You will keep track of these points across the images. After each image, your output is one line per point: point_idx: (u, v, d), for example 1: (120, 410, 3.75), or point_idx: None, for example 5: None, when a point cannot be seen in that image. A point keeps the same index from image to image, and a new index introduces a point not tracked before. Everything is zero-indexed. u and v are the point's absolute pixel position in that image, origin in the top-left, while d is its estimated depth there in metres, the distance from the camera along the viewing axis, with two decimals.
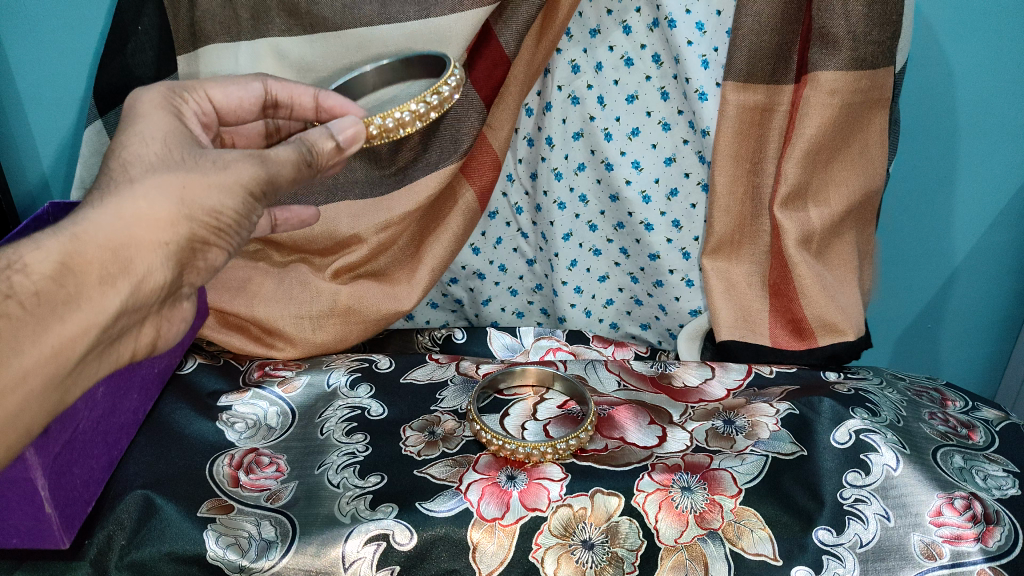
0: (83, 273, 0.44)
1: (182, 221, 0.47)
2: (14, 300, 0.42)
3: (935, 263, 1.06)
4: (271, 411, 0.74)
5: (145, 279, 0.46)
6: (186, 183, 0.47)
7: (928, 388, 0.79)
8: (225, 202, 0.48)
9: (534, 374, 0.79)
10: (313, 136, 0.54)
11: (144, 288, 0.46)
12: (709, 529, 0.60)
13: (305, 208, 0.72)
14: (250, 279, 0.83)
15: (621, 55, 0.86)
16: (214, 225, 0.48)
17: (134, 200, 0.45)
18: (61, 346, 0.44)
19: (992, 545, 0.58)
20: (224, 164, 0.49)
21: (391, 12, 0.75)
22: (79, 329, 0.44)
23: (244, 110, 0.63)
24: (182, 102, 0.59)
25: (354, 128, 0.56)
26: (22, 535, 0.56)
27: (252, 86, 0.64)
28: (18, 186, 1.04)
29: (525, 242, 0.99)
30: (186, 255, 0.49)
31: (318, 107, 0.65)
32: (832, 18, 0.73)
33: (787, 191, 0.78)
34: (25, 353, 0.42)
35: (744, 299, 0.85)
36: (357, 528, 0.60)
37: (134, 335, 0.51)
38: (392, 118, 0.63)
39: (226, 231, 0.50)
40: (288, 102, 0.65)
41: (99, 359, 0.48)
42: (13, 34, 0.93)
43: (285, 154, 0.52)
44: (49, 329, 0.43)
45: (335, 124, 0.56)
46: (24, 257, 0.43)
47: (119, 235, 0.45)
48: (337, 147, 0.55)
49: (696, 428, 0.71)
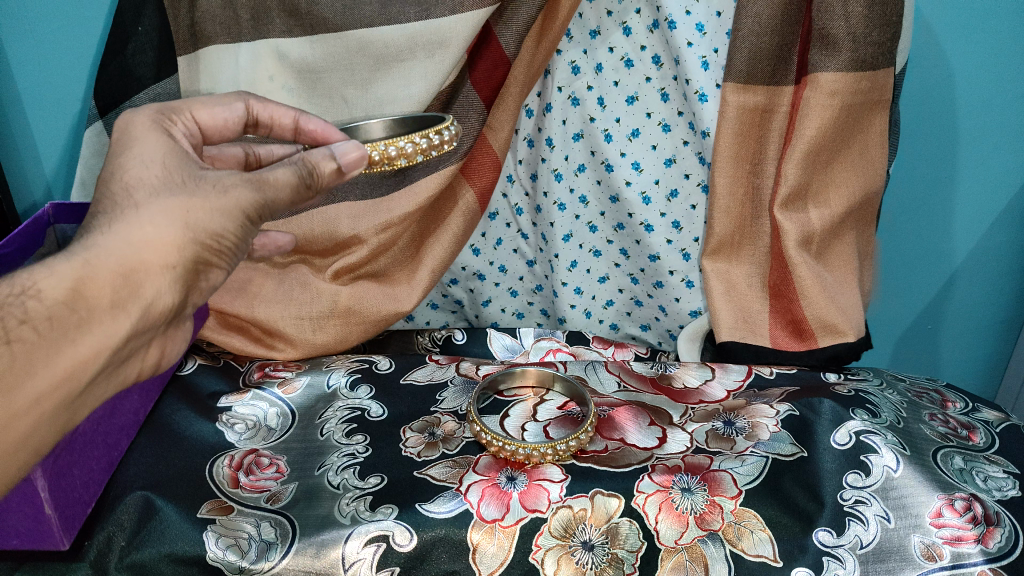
0: (93, 298, 0.44)
1: (189, 245, 0.47)
2: (28, 324, 0.43)
3: (935, 264, 1.06)
4: (271, 412, 0.74)
5: (153, 305, 0.46)
6: (188, 206, 0.47)
7: (928, 389, 0.79)
8: (226, 225, 0.48)
9: (534, 375, 0.79)
10: (315, 156, 0.53)
11: (153, 312, 0.46)
12: (709, 531, 0.60)
13: (282, 235, 0.73)
14: (249, 280, 0.83)
15: (621, 56, 0.86)
16: (215, 249, 0.48)
17: (142, 221, 0.46)
18: (72, 368, 0.44)
19: (992, 546, 0.58)
20: (224, 188, 0.48)
21: (391, 13, 0.76)
22: (90, 352, 0.45)
23: (231, 130, 0.63)
24: (170, 123, 0.57)
25: (357, 152, 0.54)
26: (21, 536, 0.56)
27: (235, 105, 0.62)
28: (18, 188, 1.03)
29: (525, 243, 0.99)
30: (191, 277, 0.48)
31: (297, 130, 0.66)
32: (832, 18, 0.73)
33: (787, 192, 0.78)
34: (36, 375, 0.43)
35: (744, 300, 0.85)
36: (357, 530, 0.60)
37: (140, 356, 0.51)
38: (395, 146, 0.60)
39: (227, 251, 0.49)
40: (269, 122, 0.65)
41: (106, 379, 0.49)
42: (14, 35, 0.93)
43: (284, 176, 0.50)
44: (61, 352, 0.44)
45: (337, 146, 0.54)
46: (37, 282, 0.43)
47: (129, 258, 0.45)
48: (338, 171, 0.53)
49: (696, 430, 0.71)
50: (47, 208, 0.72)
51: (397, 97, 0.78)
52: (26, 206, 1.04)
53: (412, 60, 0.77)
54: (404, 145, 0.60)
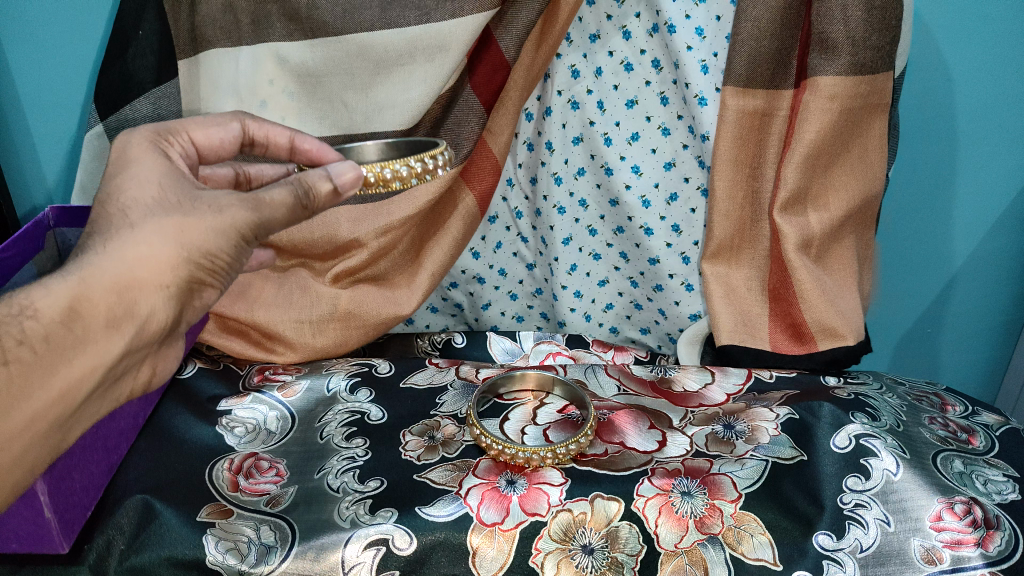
0: (89, 317, 0.44)
1: (183, 264, 0.46)
2: (26, 345, 0.43)
3: (935, 267, 1.06)
4: (270, 415, 0.74)
5: (147, 322, 0.46)
6: (184, 225, 0.47)
7: (928, 393, 0.79)
8: (220, 245, 0.48)
9: (534, 378, 0.79)
10: (311, 177, 0.52)
11: (147, 330, 0.47)
12: (709, 534, 0.60)
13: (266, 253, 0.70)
14: (250, 284, 0.82)
15: (621, 60, 0.86)
16: (210, 268, 0.48)
17: (135, 245, 0.45)
18: (66, 388, 0.45)
19: (992, 550, 0.58)
20: (219, 208, 0.48)
21: (391, 17, 0.76)
22: (85, 371, 0.45)
23: (227, 149, 0.63)
24: (167, 144, 0.57)
25: (353, 173, 0.53)
26: (21, 540, 0.55)
27: (230, 125, 0.63)
28: (18, 192, 1.03)
29: (524, 247, 0.99)
30: (186, 297, 0.48)
31: (292, 149, 0.66)
32: (830, 22, 0.73)
33: (787, 196, 0.78)
34: (33, 396, 0.44)
35: (744, 303, 0.85)
36: (357, 533, 0.60)
37: (133, 374, 0.51)
38: (392, 168, 0.60)
39: (221, 271, 0.49)
40: (264, 142, 0.65)
41: (100, 397, 0.49)
42: (15, 39, 0.93)
43: (280, 197, 0.50)
44: (56, 373, 0.44)
45: (333, 167, 0.53)
46: (35, 302, 0.44)
47: (123, 278, 0.45)
48: (333, 191, 0.53)
49: (696, 433, 0.71)
50: (48, 211, 0.73)
51: (397, 101, 0.78)
52: (26, 210, 1.04)
53: (412, 64, 0.77)
54: (400, 168, 0.60)
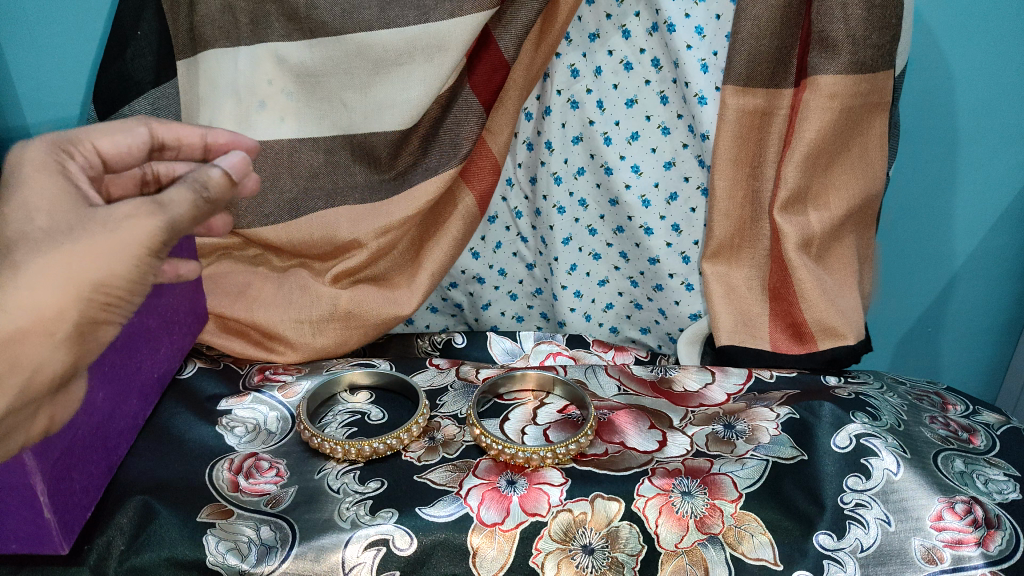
0: None
1: (75, 302, 0.42)
2: None
3: (935, 266, 1.05)
4: (271, 415, 0.73)
5: (38, 372, 0.44)
6: (72, 254, 0.42)
7: (928, 392, 0.79)
8: (117, 269, 0.43)
9: (535, 378, 0.79)
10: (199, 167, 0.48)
11: (40, 378, 0.44)
12: (709, 534, 0.60)
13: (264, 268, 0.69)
14: (249, 285, 0.84)
15: (620, 59, 0.86)
16: (107, 299, 0.44)
17: (17, 289, 0.41)
18: None
19: (992, 549, 0.58)
20: (114, 226, 0.43)
21: (390, 17, 0.76)
22: None
23: (135, 156, 0.57)
24: (66, 156, 0.51)
25: (239, 157, 0.50)
26: (21, 540, 0.55)
27: (136, 131, 0.57)
28: None
29: (524, 247, 0.98)
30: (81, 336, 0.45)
31: (205, 148, 0.62)
32: (831, 21, 0.73)
33: (787, 195, 0.78)
34: None
35: (744, 303, 0.84)
36: (357, 534, 0.60)
37: (26, 426, 0.47)
38: None
39: (122, 300, 0.45)
40: (176, 144, 0.60)
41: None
42: (15, 39, 0.93)
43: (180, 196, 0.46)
44: None
45: (217, 156, 0.50)
46: None
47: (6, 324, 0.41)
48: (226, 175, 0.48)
49: (696, 433, 0.71)
50: None
51: (396, 101, 0.78)
52: None
53: (411, 63, 0.77)
54: None
